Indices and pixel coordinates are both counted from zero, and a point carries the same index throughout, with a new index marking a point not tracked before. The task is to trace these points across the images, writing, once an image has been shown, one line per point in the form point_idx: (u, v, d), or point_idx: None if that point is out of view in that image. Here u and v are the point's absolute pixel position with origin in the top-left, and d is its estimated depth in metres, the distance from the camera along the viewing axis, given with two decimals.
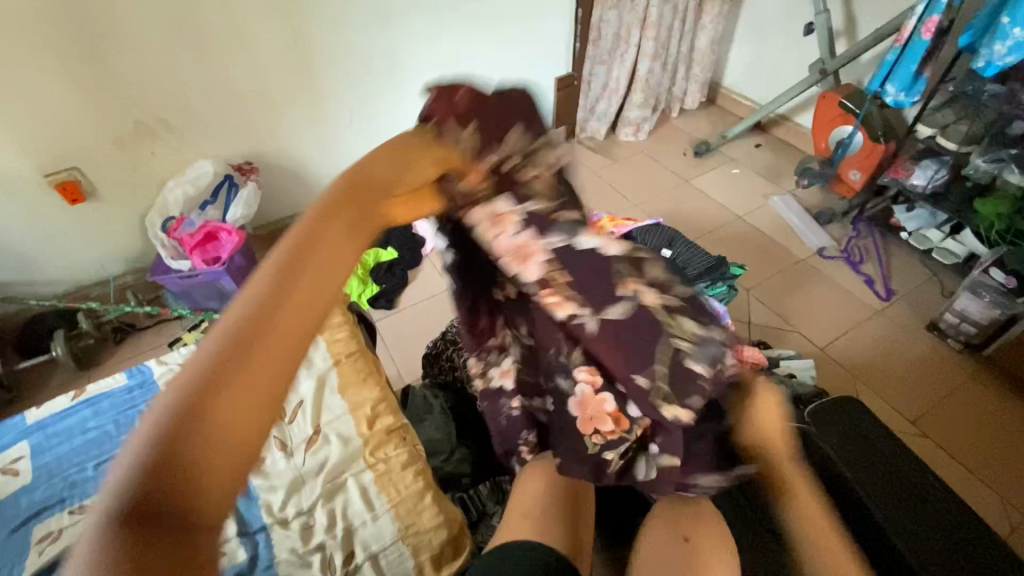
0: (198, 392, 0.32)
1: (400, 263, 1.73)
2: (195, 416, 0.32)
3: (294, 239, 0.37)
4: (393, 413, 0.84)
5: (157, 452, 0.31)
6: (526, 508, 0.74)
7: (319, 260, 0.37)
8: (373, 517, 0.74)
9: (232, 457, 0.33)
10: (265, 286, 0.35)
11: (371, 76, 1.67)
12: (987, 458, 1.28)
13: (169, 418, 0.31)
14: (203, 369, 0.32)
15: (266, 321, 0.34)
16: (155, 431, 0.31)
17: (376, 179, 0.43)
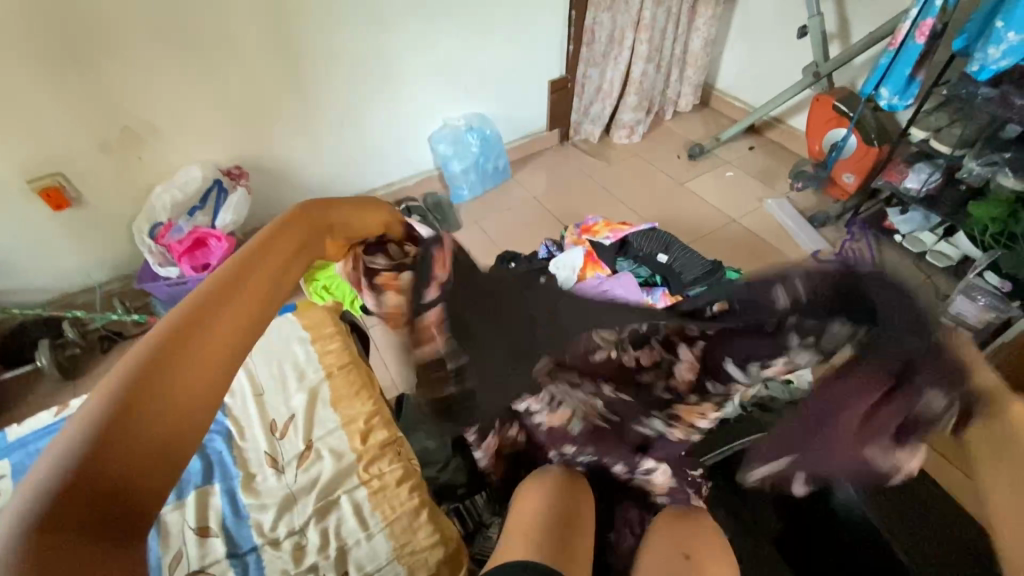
0: (134, 391, 0.34)
1: None
2: (131, 411, 0.34)
3: (239, 257, 0.42)
4: (387, 427, 0.82)
5: (86, 443, 0.32)
6: (524, 527, 0.73)
7: (259, 277, 0.42)
8: (368, 536, 0.72)
9: (162, 453, 0.35)
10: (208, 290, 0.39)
11: (364, 79, 1.65)
12: None
13: (100, 411, 0.33)
14: (142, 361, 0.35)
15: (206, 326, 0.38)
16: (86, 421, 0.33)
17: (324, 214, 0.51)
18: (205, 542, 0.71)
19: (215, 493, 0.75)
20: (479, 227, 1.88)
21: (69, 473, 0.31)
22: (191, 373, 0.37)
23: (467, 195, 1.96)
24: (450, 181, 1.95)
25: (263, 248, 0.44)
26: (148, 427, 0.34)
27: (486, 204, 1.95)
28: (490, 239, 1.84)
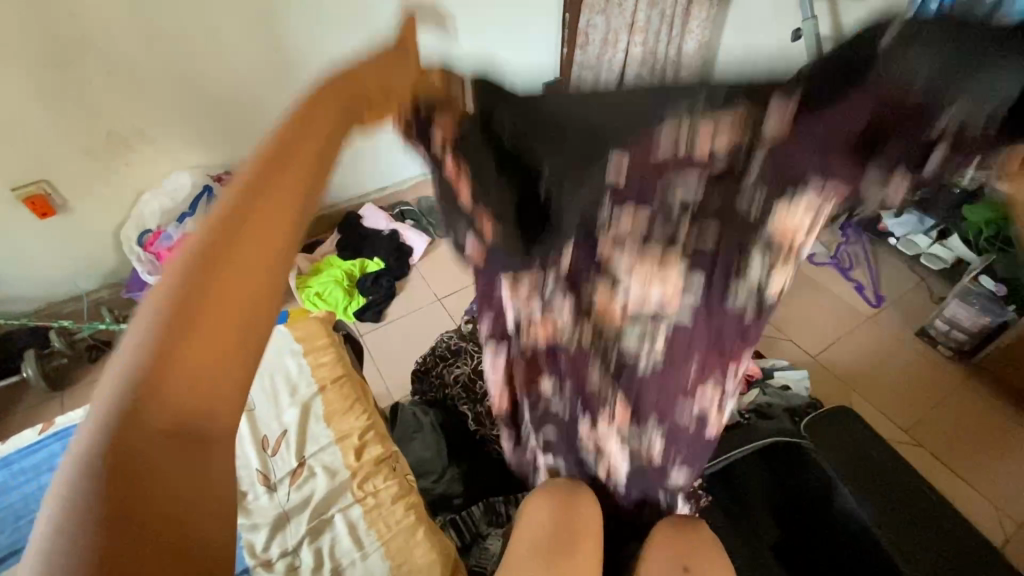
0: (175, 315, 0.33)
1: (387, 273, 1.69)
2: (156, 393, 0.33)
3: (266, 152, 0.38)
4: (382, 442, 0.80)
5: (142, 373, 0.32)
6: (530, 540, 0.75)
7: (292, 178, 0.38)
8: (363, 556, 0.70)
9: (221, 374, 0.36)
10: (206, 242, 0.35)
11: None
12: (979, 464, 1.28)
13: (152, 339, 0.33)
14: (176, 286, 0.34)
15: (237, 236, 0.36)
16: (143, 348, 0.32)
17: (368, 85, 0.44)
18: None
19: None
20: None
21: (131, 407, 0.32)
22: (205, 346, 0.35)
23: None
24: None
25: (281, 158, 0.38)
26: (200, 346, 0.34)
27: None
28: None
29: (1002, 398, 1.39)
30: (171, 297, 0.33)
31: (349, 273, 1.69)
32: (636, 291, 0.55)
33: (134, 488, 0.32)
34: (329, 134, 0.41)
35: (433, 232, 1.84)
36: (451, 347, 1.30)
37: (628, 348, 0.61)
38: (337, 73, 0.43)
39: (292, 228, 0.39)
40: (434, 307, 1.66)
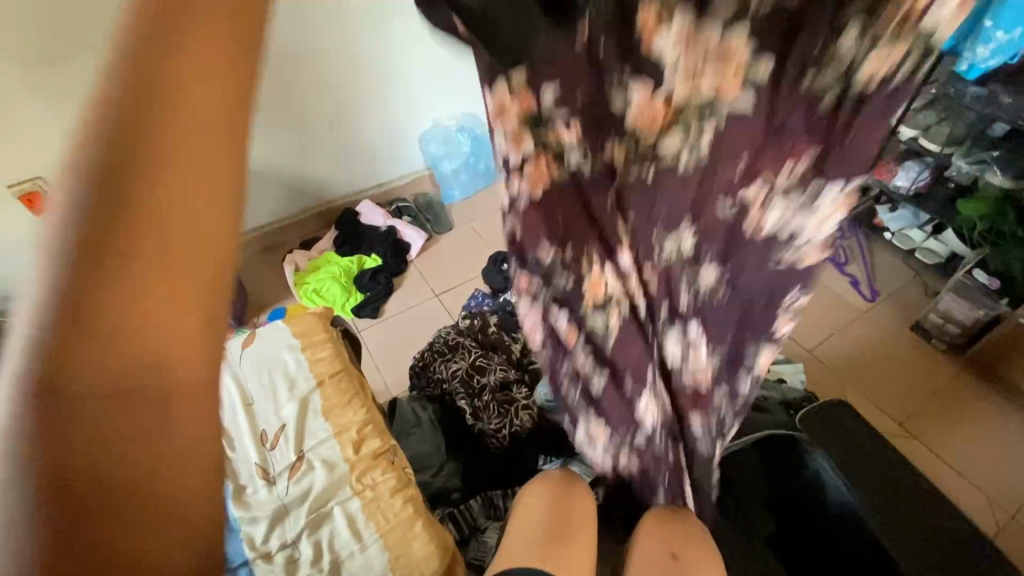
0: (75, 276, 0.25)
1: (384, 270, 1.70)
2: (76, 376, 0.26)
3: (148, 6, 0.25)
4: (381, 436, 0.81)
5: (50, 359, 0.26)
6: (527, 532, 0.76)
7: (195, 47, 0.26)
8: (361, 547, 0.71)
9: (176, 334, 0.28)
10: (96, 164, 0.25)
11: (352, 84, 1.63)
12: (973, 457, 1.30)
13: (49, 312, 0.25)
14: (66, 235, 0.25)
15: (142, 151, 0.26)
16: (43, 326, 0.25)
17: None
18: None
19: None
20: (472, 227, 1.87)
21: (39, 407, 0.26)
22: (139, 302, 0.27)
23: (458, 195, 1.95)
24: (442, 181, 1.94)
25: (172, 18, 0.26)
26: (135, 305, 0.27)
27: (478, 205, 1.94)
28: (483, 240, 1.83)
29: (996, 390, 1.40)
30: (71, 250, 0.25)
31: (348, 270, 1.69)
32: (681, 85, 0.52)
33: (79, 492, 0.27)
34: None
35: (430, 228, 1.85)
36: (449, 343, 1.30)
37: (665, 157, 0.58)
38: None
39: (221, 120, 0.27)
40: (431, 303, 1.66)
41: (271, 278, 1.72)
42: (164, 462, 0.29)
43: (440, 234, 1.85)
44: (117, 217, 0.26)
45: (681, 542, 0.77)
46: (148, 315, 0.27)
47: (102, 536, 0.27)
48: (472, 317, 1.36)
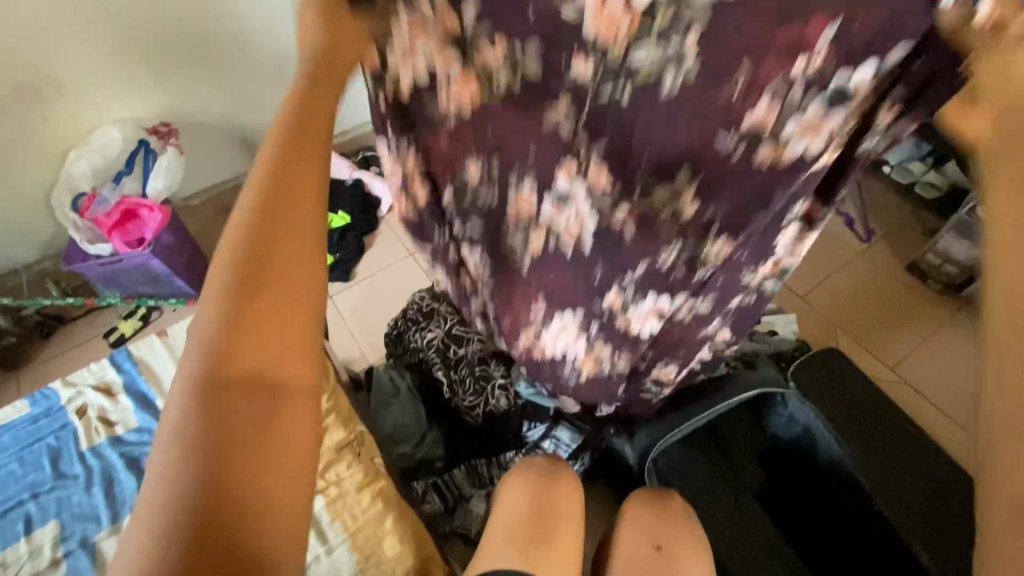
0: (238, 314, 0.40)
1: (353, 228, 1.57)
2: (233, 327, 0.39)
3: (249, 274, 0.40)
4: (343, 426, 0.76)
5: (221, 355, 0.39)
6: (511, 524, 0.75)
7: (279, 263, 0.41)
8: (328, 550, 0.69)
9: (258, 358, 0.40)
10: (222, 324, 0.39)
11: (281, 26, 1.43)
12: (960, 399, 1.28)
13: (219, 344, 0.39)
14: (220, 320, 0.39)
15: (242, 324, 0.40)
16: (215, 349, 0.39)
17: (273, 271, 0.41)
18: None
19: None
20: None
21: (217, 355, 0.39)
22: (262, 318, 0.40)
23: None
24: None
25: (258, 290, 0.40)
26: (251, 353, 0.40)
27: None
28: None
29: None
30: (222, 327, 0.39)
31: None
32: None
33: (244, 335, 0.40)
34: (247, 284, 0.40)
35: None
36: (423, 310, 1.23)
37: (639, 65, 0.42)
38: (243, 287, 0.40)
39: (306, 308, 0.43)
40: (407, 263, 1.55)
41: None
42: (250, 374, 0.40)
43: None
44: (236, 336, 0.39)
45: (661, 531, 0.79)
46: (256, 357, 0.40)
47: (239, 359, 0.40)
48: None
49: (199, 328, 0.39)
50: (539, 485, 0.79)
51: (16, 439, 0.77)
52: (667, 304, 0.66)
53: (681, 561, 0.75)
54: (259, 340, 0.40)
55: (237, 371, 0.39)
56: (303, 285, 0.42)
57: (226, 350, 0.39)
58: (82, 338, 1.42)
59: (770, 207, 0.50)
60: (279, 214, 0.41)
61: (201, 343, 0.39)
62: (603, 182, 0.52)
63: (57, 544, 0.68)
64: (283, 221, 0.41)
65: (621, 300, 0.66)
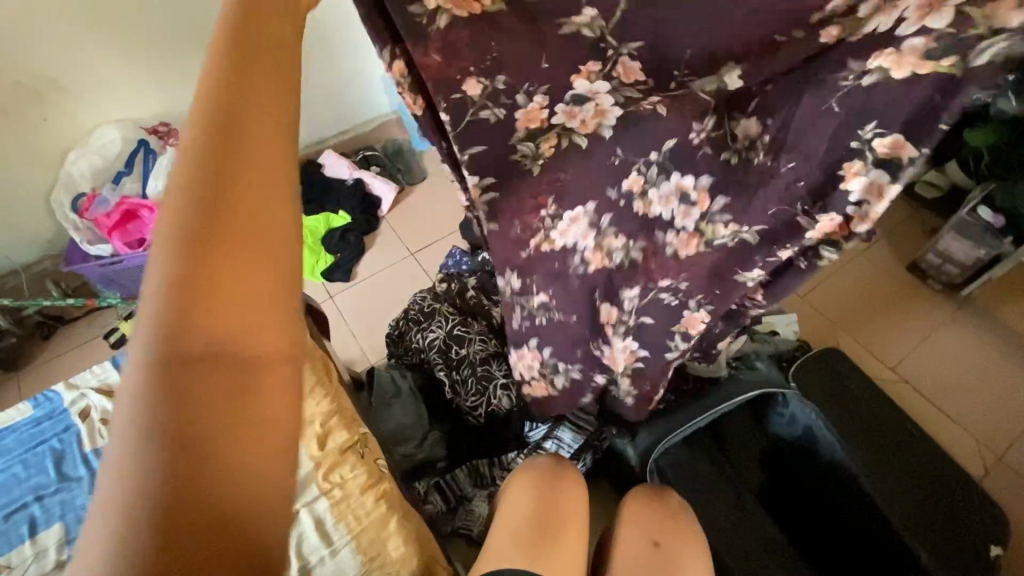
0: (208, 226, 0.29)
1: (354, 228, 1.57)
2: (200, 254, 0.28)
3: (208, 180, 0.30)
4: (348, 428, 0.76)
5: (181, 295, 0.27)
6: (515, 524, 0.75)
7: (251, 174, 0.31)
8: (332, 551, 0.69)
9: (241, 306, 0.28)
10: (183, 248, 0.28)
11: None
12: (960, 397, 1.28)
13: (178, 278, 0.27)
14: (178, 243, 0.28)
15: (208, 253, 0.28)
16: (173, 287, 0.27)
17: (244, 184, 0.31)
18: None
19: None
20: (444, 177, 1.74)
21: (175, 295, 0.27)
22: (235, 244, 0.29)
23: None
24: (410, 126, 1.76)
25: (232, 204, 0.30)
26: (228, 299, 0.28)
27: None
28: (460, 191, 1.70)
29: (1001, 337, 1.35)
30: (187, 247, 0.28)
31: (314, 230, 1.56)
32: None
33: (215, 259, 0.28)
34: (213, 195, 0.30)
35: (400, 179, 1.71)
36: (424, 310, 1.23)
37: None
38: (205, 202, 0.29)
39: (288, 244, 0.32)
40: (408, 263, 1.55)
41: None
42: (227, 325, 0.28)
43: (412, 184, 1.71)
44: (206, 261, 0.28)
45: (661, 529, 0.79)
46: (236, 302, 0.28)
47: (210, 305, 0.28)
48: (448, 281, 1.29)
49: (150, 266, 0.28)
50: (541, 486, 0.79)
51: (20, 442, 0.77)
52: (691, 186, 0.62)
53: (685, 560, 0.75)
54: (227, 304, 0.28)
55: (201, 330, 0.27)
56: (282, 208, 0.32)
57: (178, 320, 0.27)
58: (82, 339, 1.41)
59: (820, 90, 0.54)
60: (244, 113, 0.33)
61: (152, 282, 0.27)
62: (637, 77, 0.61)
63: (61, 547, 0.68)
64: (248, 150, 0.32)
65: (643, 180, 0.64)
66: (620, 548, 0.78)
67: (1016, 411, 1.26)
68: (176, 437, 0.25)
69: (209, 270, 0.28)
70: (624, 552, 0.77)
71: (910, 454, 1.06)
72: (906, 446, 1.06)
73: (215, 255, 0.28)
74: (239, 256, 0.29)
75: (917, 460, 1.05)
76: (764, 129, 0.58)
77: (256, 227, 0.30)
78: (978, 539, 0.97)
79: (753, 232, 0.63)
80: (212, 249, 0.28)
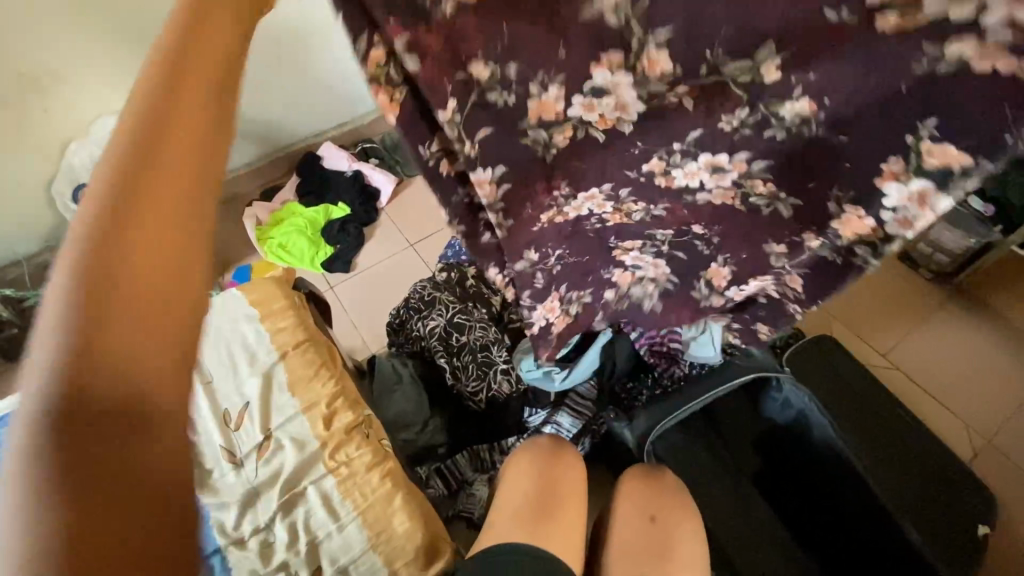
0: (104, 272, 0.30)
1: (354, 219, 1.58)
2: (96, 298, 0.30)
3: (111, 226, 0.31)
4: (351, 409, 0.79)
5: (77, 335, 0.29)
6: (516, 503, 0.76)
7: (160, 211, 0.33)
8: (339, 527, 0.71)
9: (136, 342, 0.30)
10: (80, 293, 0.29)
11: None
12: (951, 384, 1.31)
13: (75, 321, 0.29)
14: (76, 289, 0.29)
15: (103, 304, 0.30)
16: (66, 331, 0.28)
17: (149, 223, 0.32)
18: None
19: None
20: None
21: (72, 337, 0.28)
22: (136, 292, 0.31)
23: None
24: None
25: (133, 246, 0.31)
26: (123, 341, 0.30)
27: None
28: None
29: (991, 325, 1.38)
30: (86, 289, 0.29)
31: (314, 221, 1.57)
32: None
33: (113, 302, 0.30)
34: (110, 240, 0.31)
35: (399, 171, 1.71)
36: (425, 298, 1.24)
37: None
38: (108, 244, 0.31)
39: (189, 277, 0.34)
40: (407, 254, 1.56)
41: (233, 232, 1.60)
42: (124, 363, 0.30)
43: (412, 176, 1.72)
44: (114, 302, 0.30)
45: (658, 504, 0.81)
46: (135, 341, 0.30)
47: (107, 349, 0.29)
48: (449, 269, 1.29)
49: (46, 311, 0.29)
50: (541, 465, 0.81)
51: None
52: (726, 161, 0.60)
53: (681, 536, 0.77)
54: (136, 321, 0.31)
55: (91, 372, 0.29)
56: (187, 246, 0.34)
57: (75, 362, 0.28)
58: None
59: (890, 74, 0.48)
60: (163, 159, 0.34)
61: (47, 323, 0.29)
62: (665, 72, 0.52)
63: None
64: (159, 193, 0.33)
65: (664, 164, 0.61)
66: (618, 526, 0.80)
67: (1005, 398, 1.29)
68: (90, 470, 0.28)
69: (104, 312, 0.30)
70: (622, 528, 0.79)
71: (901, 438, 1.08)
72: (898, 431, 1.09)
73: (123, 294, 0.30)
74: (148, 234, 0.32)
75: (907, 444, 1.07)
76: (819, 109, 0.52)
77: (158, 266, 0.32)
78: (967, 520, 0.99)
79: (788, 205, 0.62)
80: (110, 297, 0.30)
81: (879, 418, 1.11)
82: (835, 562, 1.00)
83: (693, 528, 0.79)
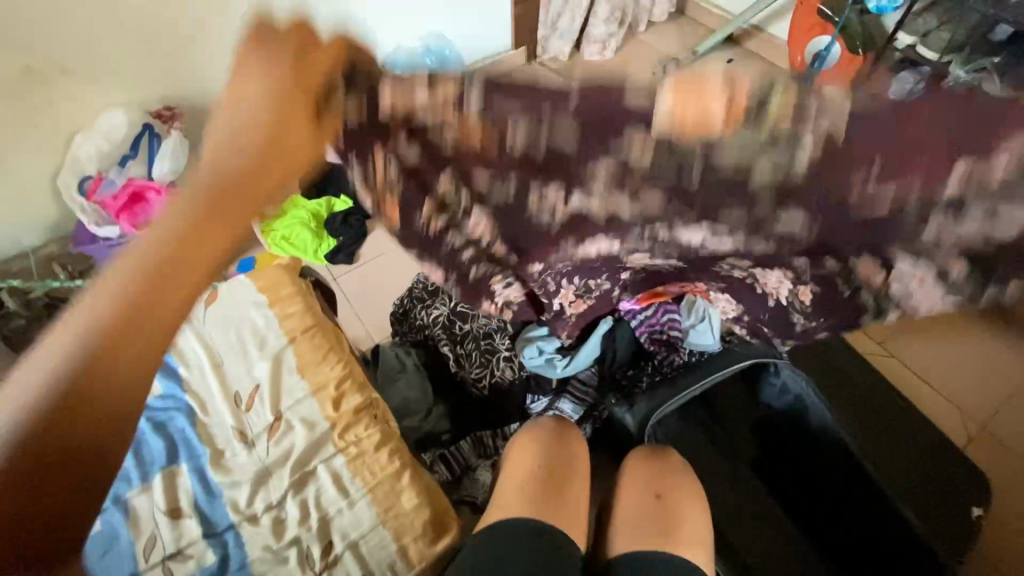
0: (105, 349, 0.25)
1: (356, 211, 1.58)
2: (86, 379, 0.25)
3: (124, 292, 0.26)
4: (359, 392, 0.82)
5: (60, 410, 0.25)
6: (520, 481, 0.78)
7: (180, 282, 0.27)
8: (349, 504, 0.75)
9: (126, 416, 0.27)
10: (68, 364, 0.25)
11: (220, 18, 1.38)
12: (946, 371, 1.33)
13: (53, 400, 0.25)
14: (69, 362, 0.25)
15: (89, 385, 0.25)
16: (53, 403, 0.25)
17: (169, 297, 0.27)
18: (177, 524, 0.74)
19: (182, 473, 0.77)
20: None
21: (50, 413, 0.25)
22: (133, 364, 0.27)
23: None
24: None
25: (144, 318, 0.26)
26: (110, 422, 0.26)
27: None
28: None
29: None
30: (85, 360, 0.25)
31: (317, 214, 1.58)
32: None
33: (100, 386, 0.26)
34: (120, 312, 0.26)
35: None
36: (427, 288, 1.26)
37: None
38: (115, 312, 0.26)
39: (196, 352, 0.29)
40: None
41: None
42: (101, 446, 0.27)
43: None
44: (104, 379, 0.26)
45: (662, 482, 0.83)
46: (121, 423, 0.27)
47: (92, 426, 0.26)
48: None
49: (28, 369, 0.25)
50: (544, 446, 0.83)
51: None
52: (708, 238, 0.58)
53: (685, 514, 0.79)
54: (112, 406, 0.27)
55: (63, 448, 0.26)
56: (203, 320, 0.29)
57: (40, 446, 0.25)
58: None
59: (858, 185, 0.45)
60: (212, 219, 0.28)
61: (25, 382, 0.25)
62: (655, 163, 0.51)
63: None
64: (196, 253, 0.28)
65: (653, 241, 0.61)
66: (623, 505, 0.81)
67: (998, 384, 1.31)
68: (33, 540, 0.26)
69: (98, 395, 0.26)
70: (626, 507, 0.81)
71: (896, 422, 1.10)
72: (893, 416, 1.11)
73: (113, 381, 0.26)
74: (157, 311, 0.27)
75: (902, 428, 1.09)
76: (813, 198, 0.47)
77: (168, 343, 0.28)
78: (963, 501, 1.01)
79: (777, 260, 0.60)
80: (97, 380, 0.26)
81: (874, 403, 1.13)
82: (835, 548, 1.01)
83: (696, 507, 0.81)
